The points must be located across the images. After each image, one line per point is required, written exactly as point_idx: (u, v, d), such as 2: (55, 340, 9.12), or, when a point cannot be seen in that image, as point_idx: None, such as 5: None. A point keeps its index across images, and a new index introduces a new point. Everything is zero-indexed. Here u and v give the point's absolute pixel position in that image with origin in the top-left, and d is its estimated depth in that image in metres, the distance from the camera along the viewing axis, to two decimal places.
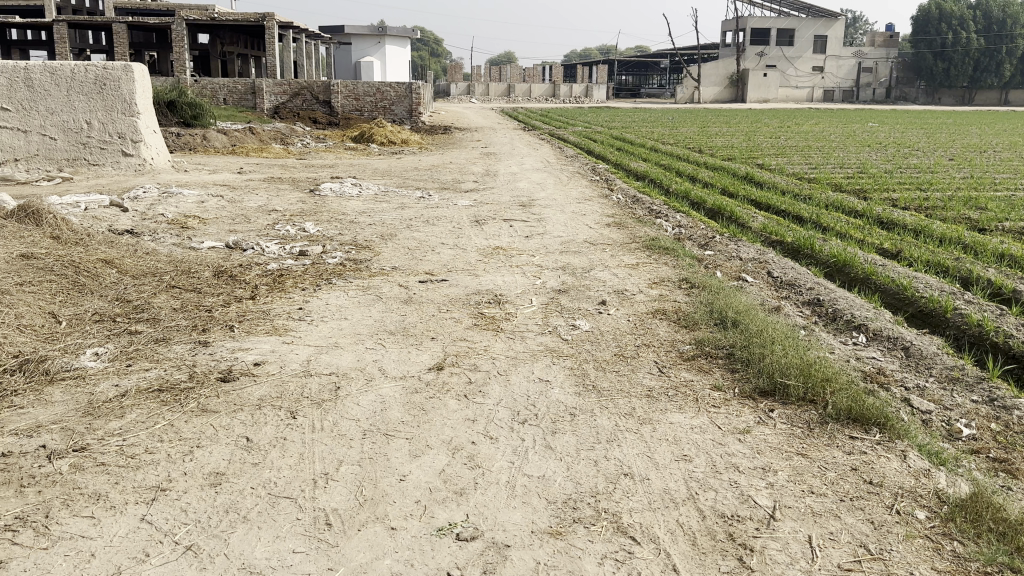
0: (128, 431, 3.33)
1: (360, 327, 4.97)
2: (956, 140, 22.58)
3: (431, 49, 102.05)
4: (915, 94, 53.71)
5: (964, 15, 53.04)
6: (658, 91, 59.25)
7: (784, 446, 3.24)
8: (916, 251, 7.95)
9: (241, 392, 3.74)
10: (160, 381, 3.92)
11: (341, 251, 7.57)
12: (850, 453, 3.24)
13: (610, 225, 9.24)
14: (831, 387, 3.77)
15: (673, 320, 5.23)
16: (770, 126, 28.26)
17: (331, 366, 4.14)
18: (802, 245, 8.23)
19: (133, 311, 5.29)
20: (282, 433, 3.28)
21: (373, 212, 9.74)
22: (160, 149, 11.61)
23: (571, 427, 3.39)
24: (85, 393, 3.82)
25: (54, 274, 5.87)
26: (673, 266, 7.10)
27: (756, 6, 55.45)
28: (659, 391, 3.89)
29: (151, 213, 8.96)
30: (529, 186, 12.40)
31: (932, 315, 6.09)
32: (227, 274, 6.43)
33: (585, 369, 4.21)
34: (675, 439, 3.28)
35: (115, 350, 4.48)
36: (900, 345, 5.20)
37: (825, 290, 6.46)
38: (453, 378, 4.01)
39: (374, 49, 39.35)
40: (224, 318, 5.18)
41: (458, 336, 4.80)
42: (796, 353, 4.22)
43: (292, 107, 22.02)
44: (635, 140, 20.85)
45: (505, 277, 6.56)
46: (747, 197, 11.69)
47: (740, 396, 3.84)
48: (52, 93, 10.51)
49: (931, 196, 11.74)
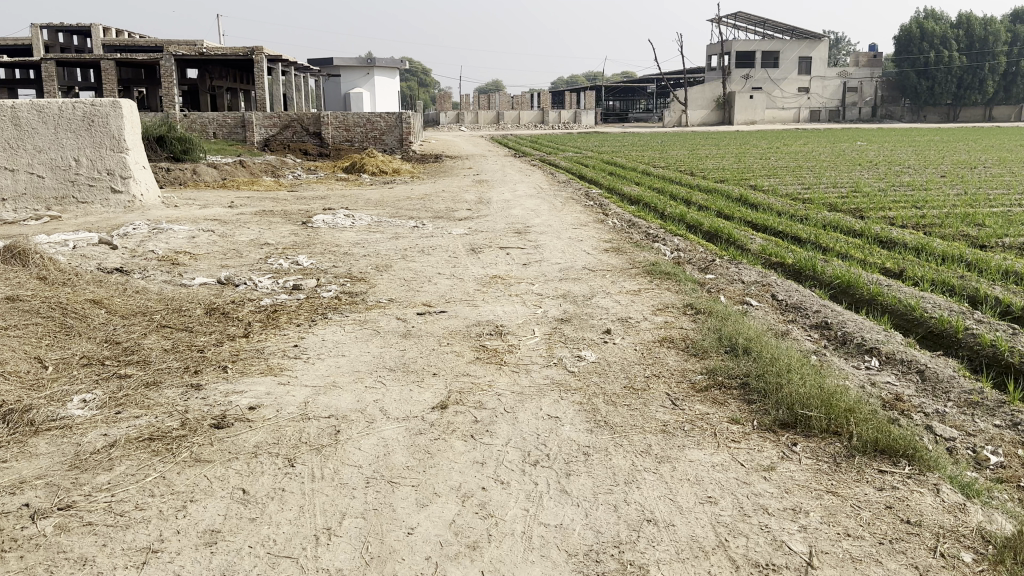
0: (117, 484, 3.14)
1: (358, 364, 4.79)
2: (945, 156, 22.64)
3: (420, 81, 102.96)
4: (900, 113, 54.14)
5: (945, 35, 53.68)
6: (645, 116, 59.58)
7: (812, 484, 3.08)
8: (919, 270, 7.83)
9: (236, 439, 3.55)
10: (150, 429, 3.73)
11: (336, 284, 7.40)
12: (882, 489, 3.07)
13: (608, 250, 9.12)
14: (855, 418, 3.61)
15: (680, 348, 5.07)
16: (759, 147, 28.31)
17: (330, 408, 3.94)
18: (803, 267, 8.11)
19: (123, 353, 5.11)
20: (280, 484, 3.10)
21: (367, 243, 9.58)
22: (150, 185, 11.46)
23: (586, 468, 3.21)
24: (71, 444, 3.63)
25: (41, 315, 5.69)
26: (676, 292, 6.95)
27: (740, 30, 56.16)
28: (675, 425, 3.72)
29: (141, 249, 8.79)
30: (523, 213, 12.26)
31: (943, 336, 5.96)
32: (220, 311, 6.25)
33: (595, 404, 4.04)
34: (696, 479, 3.11)
35: (104, 397, 4.29)
36: (915, 369, 5.06)
37: (833, 313, 6.32)
38: (458, 417, 3.83)
39: (364, 80, 39.56)
40: (217, 358, 4.99)
41: (461, 371, 4.62)
42: (814, 381, 4.06)
43: (282, 140, 21.92)
44: (627, 164, 20.86)
45: (505, 307, 6.40)
46: (743, 219, 11.58)
47: (760, 428, 3.67)
48: (40, 131, 10.39)
49: (928, 213, 11.69)
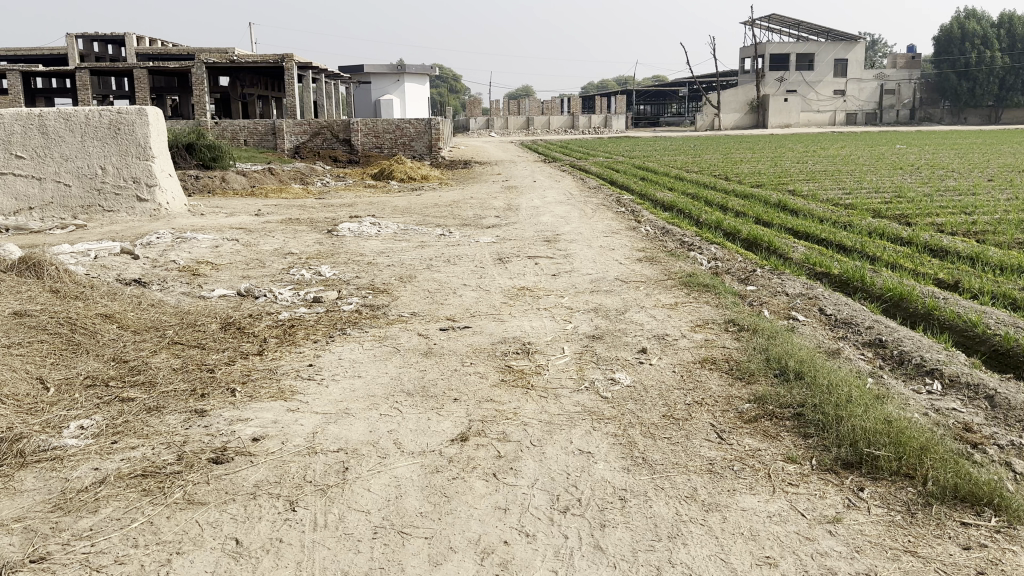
0: (99, 531, 2.83)
1: (374, 387, 4.45)
2: (989, 159, 21.92)
3: (451, 87, 103.16)
4: (940, 115, 52.74)
5: (986, 35, 52.48)
6: (677, 120, 58.83)
7: (886, 543, 2.71)
8: (976, 282, 7.33)
9: (234, 477, 3.22)
10: (144, 464, 3.41)
11: (357, 296, 7.08)
12: (968, 548, 2.67)
13: (642, 260, 8.68)
14: (928, 459, 3.18)
15: (724, 370, 4.66)
16: (795, 151, 27.58)
17: (339, 440, 3.59)
18: (851, 277, 7.64)
19: (130, 373, 4.82)
20: (278, 533, 2.77)
21: (392, 253, 9.27)
22: (176, 192, 11.24)
23: (624, 518, 2.85)
24: (59, 479, 3.32)
25: (48, 331, 5.43)
26: (716, 305, 6.53)
27: (775, 32, 55.24)
28: (722, 464, 3.33)
29: (163, 260, 8.55)
30: (553, 220, 11.90)
31: (1010, 355, 5.47)
32: (236, 326, 5.95)
33: (631, 436, 3.65)
34: (751, 533, 2.74)
35: (102, 423, 3.98)
36: (983, 394, 4.58)
37: (887, 329, 5.86)
38: (479, 451, 3.47)
39: (394, 87, 39.52)
40: (226, 380, 4.68)
41: (485, 396, 4.26)
42: (878, 412, 3.64)
43: (312, 147, 21.79)
44: (658, 169, 20.33)
45: (534, 322, 6.02)
46: (783, 226, 11.09)
47: (819, 469, 3.27)
48: (67, 139, 10.29)
49: (978, 219, 11.12)
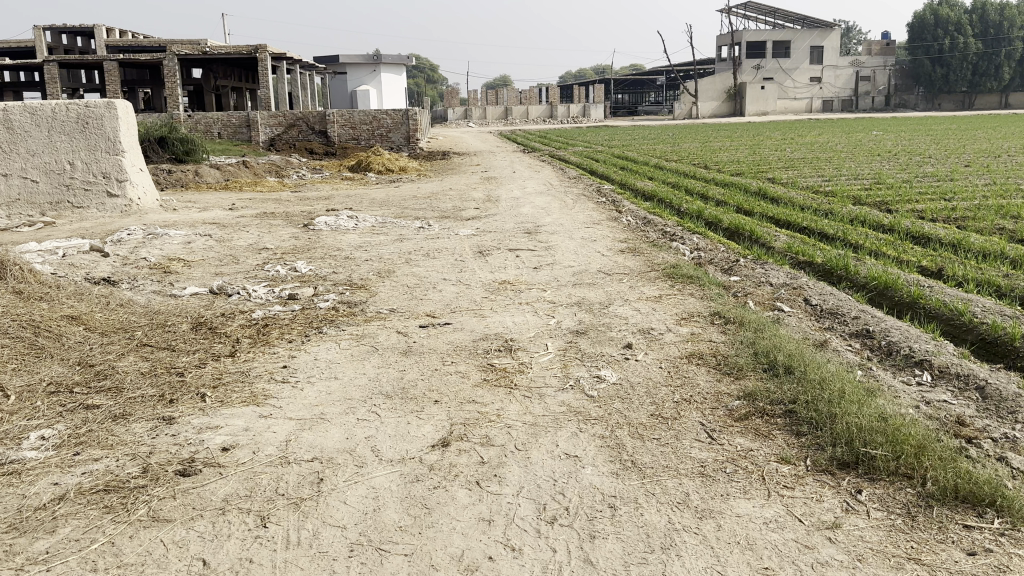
0: (56, 554, 2.65)
1: (351, 390, 4.28)
2: (965, 144, 22.06)
3: (428, 76, 102.56)
4: (915, 101, 53.57)
5: (960, 21, 52.87)
6: (654, 108, 58.76)
7: (888, 549, 2.59)
8: (961, 269, 7.26)
9: (203, 491, 3.05)
10: (107, 478, 3.22)
11: (334, 292, 6.90)
12: (972, 553, 2.56)
13: (624, 251, 8.55)
14: (927, 458, 3.07)
15: (711, 365, 4.53)
16: (773, 138, 27.58)
17: (314, 448, 3.43)
18: (834, 266, 7.56)
19: (96, 378, 4.61)
20: (248, 552, 2.60)
21: (369, 247, 9.07)
22: (147, 187, 10.96)
23: (614, 528, 2.71)
24: (16, 496, 3.13)
25: (11, 335, 5.20)
26: (701, 297, 6.42)
27: (752, 20, 55.27)
28: (714, 467, 3.20)
29: (134, 257, 8.32)
30: (533, 211, 11.75)
31: (998, 345, 5.40)
32: (208, 326, 5.75)
33: (619, 438, 3.51)
34: (747, 542, 2.62)
35: (64, 433, 3.79)
36: (974, 385, 4.48)
37: (874, 319, 5.77)
38: (461, 458, 3.32)
39: (370, 77, 39.11)
40: (197, 383, 4.49)
41: (467, 397, 4.10)
42: (871, 408, 3.52)
43: (287, 139, 21.45)
44: (638, 157, 20.22)
45: (516, 317, 5.87)
46: (765, 214, 11.00)
47: (814, 470, 3.16)
48: (32, 134, 9.95)
49: (957, 206, 11.09)
